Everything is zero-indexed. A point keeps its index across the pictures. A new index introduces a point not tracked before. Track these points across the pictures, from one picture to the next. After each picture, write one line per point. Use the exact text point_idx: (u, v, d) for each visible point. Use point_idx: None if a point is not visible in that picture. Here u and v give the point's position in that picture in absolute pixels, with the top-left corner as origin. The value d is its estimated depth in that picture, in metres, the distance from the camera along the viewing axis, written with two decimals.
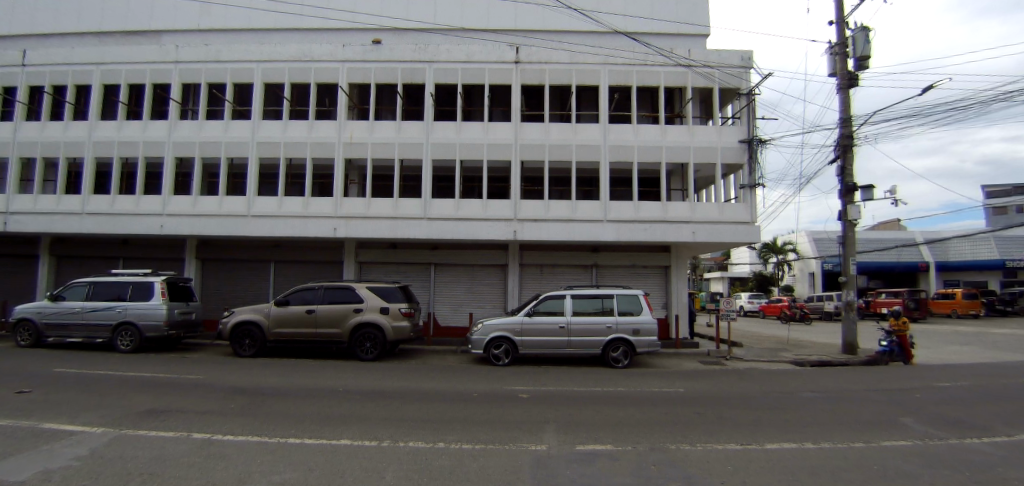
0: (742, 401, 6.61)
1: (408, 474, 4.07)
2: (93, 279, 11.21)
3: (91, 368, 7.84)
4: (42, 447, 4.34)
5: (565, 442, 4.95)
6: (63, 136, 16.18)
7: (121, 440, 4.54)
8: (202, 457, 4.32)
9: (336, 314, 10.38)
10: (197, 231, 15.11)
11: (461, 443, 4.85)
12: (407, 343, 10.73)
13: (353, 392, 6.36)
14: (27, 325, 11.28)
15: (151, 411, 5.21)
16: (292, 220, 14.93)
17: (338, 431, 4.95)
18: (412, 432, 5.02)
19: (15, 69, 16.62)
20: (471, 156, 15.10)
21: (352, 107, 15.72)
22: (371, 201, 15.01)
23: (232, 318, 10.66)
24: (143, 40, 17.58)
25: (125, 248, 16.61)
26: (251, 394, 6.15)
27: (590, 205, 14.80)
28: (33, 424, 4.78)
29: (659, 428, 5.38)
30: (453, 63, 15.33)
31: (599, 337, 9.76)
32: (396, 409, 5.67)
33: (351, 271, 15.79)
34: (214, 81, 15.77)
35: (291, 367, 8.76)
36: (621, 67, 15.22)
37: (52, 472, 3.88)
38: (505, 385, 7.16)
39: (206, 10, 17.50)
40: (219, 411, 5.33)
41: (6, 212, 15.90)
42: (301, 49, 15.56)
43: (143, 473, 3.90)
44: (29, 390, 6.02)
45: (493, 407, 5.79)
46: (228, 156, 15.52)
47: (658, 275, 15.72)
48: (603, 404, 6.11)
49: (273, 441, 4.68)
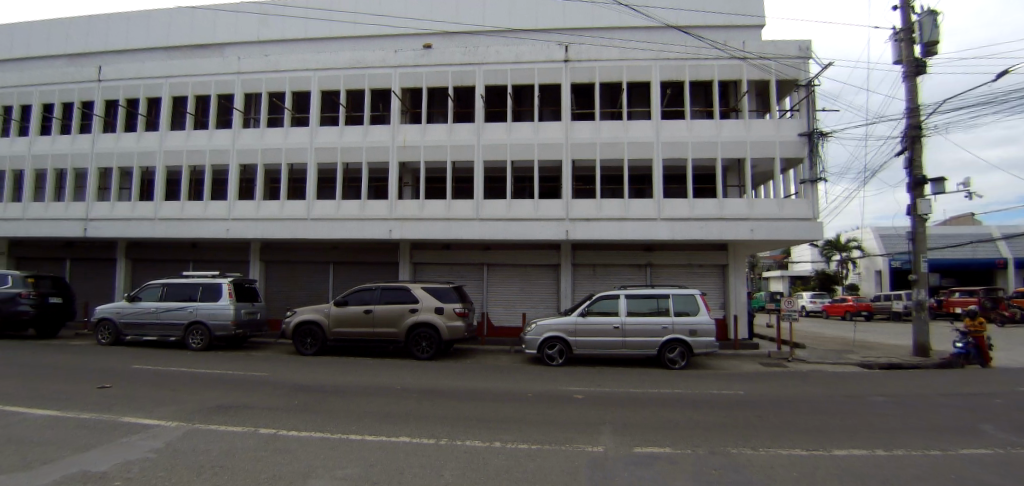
0: (809, 404, 6.32)
1: (464, 473, 4.14)
2: (165, 280, 11.84)
3: (166, 365, 8.28)
4: (123, 439, 4.61)
5: (621, 444, 4.90)
6: (136, 146, 17.24)
7: (193, 434, 4.76)
8: (271, 453, 4.50)
9: (392, 314, 10.59)
10: (261, 235, 15.76)
11: (516, 443, 4.91)
12: (463, 343, 10.80)
13: (413, 390, 6.44)
14: (107, 324, 12.05)
15: (216, 406, 5.43)
16: (347, 223, 15.38)
17: (395, 428, 5.05)
18: (469, 431, 5.10)
19: (94, 85, 17.81)
20: (522, 156, 15.15)
21: (405, 111, 16.09)
22: (423, 203, 15.26)
23: (294, 317, 11.08)
24: (207, 52, 18.57)
25: (193, 251, 17.52)
26: (313, 390, 6.31)
27: (643, 203, 14.58)
28: (111, 417, 5.04)
29: (718, 430, 5.25)
30: (504, 64, 15.43)
31: (654, 338, 9.57)
32: (454, 407, 5.73)
33: (405, 272, 16.09)
34: (274, 90, 16.44)
35: (352, 365, 8.99)
36: (672, 63, 14.93)
37: (135, 468, 4.21)
38: (563, 385, 7.10)
39: (265, 21, 18.36)
40: (283, 406, 5.48)
41: (87, 218, 17.09)
42: (355, 56, 16.03)
43: (218, 469, 4.23)
44: (110, 385, 6.40)
45: (549, 406, 5.75)
46: (289, 163, 16.16)
47: (715, 273, 15.31)
48: (662, 405, 5.95)
49: (335, 437, 4.84)
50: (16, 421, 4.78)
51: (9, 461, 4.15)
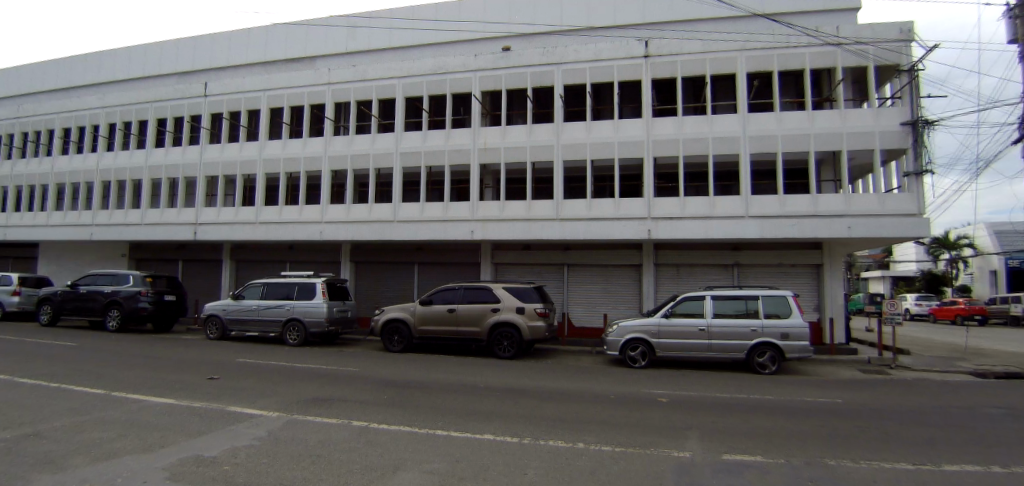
0: (914, 415, 5.85)
1: (550, 474, 4.17)
2: (265, 280, 12.70)
3: (270, 359, 8.87)
4: (231, 426, 4.97)
5: (710, 450, 4.74)
6: (239, 156, 18.59)
7: (292, 424, 5.05)
8: (364, 446, 4.73)
9: (474, 313, 10.82)
10: (353, 237, 16.62)
11: (601, 444, 4.87)
12: (544, 343, 10.80)
13: (494, 388, 6.51)
14: (215, 320, 13.10)
15: (310, 398, 5.74)
16: (432, 224, 15.95)
17: (480, 426, 5.15)
18: (551, 431, 5.12)
19: (201, 100, 19.37)
20: (602, 155, 15.07)
21: (485, 114, 16.44)
22: (504, 204, 15.53)
23: (382, 315, 11.64)
24: (300, 65, 19.98)
25: (289, 252, 18.58)
26: (403, 386, 6.49)
27: (729, 201, 14.02)
28: (220, 406, 5.44)
29: (813, 440, 4.97)
30: (582, 63, 15.40)
31: (742, 341, 9.23)
32: (536, 406, 5.75)
33: (488, 272, 16.44)
34: (362, 99, 17.30)
35: (439, 363, 9.22)
36: (760, 53, 14.26)
37: (243, 454, 4.55)
38: (648, 388, 6.95)
39: (353, 33, 19.49)
40: (372, 401, 5.69)
41: (196, 224, 18.66)
42: (437, 62, 16.58)
43: (316, 459, 4.52)
44: (219, 376, 6.93)
45: (633, 408, 5.65)
46: (377, 168, 17.00)
47: (808, 273, 14.43)
48: (754, 411, 5.70)
49: (423, 431, 5.00)
50: (137, 407, 5.26)
51: (135, 442, 4.61)
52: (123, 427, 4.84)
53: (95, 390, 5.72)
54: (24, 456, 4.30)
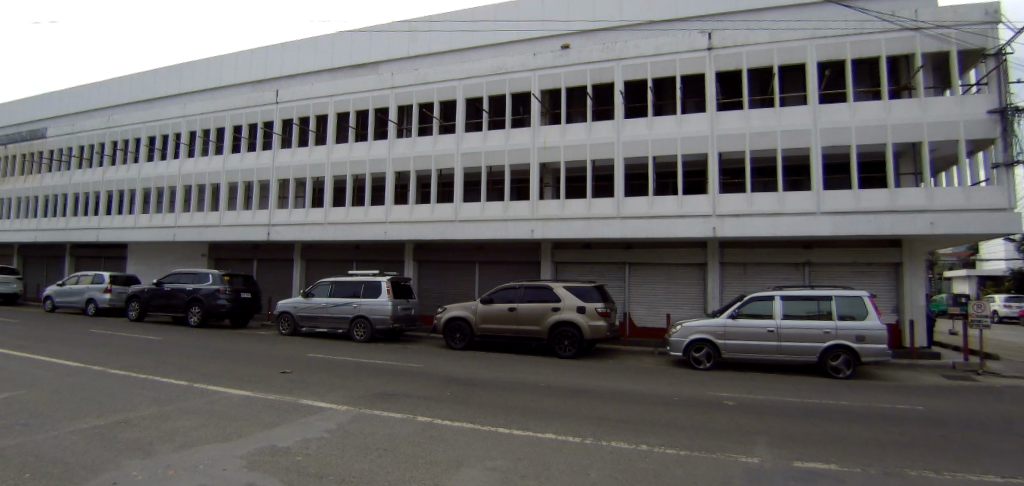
0: (1004, 426, 5.45)
1: (612, 474, 4.15)
2: (334, 278, 13.21)
3: (342, 355, 9.21)
4: (303, 418, 5.17)
5: (779, 456, 4.57)
6: (308, 159, 19.85)
7: (359, 418, 5.19)
8: (429, 442, 4.82)
9: (535, 312, 10.86)
10: (416, 236, 17.39)
11: (665, 447, 4.79)
12: (606, 343, 10.67)
13: (556, 387, 6.51)
14: (287, 316, 13.71)
15: (376, 393, 5.89)
16: (493, 223, 16.34)
17: (542, 424, 5.17)
18: (614, 432, 5.07)
19: (273, 107, 20.72)
20: (664, 151, 14.87)
21: (546, 113, 16.61)
22: (564, 203, 15.64)
23: (445, 313, 11.99)
24: (364, 70, 21.18)
25: (356, 252, 19.64)
26: (467, 383, 6.54)
27: (799, 196, 13.44)
28: (292, 398, 5.65)
29: (891, 448, 4.73)
30: (642, 58, 15.32)
31: (814, 343, 8.94)
32: (598, 406, 5.72)
33: (549, 271, 16.56)
34: (424, 101, 18.05)
35: (507, 361, 9.31)
36: (831, 40, 13.66)
37: (314, 445, 4.73)
38: (712, 390, 6.80)
39: (414, 36, 20.47)
40: (435, 397, 5.77)
41: (269, 224, 20.04)
42: (496, 62, 16.99)
43: (383, 452, 4.64)
44: (291, 370, 7.23)
45: (698, 411, 5.55)
46: (438, 168, 17.64)
47: (884, 274, 13.72)
48: (827, 417, 5.47)
49: (485, 429, 5.06)
50: (215, 397, 5.54)
51: (215, 431, 4.86)
52: (203, 416, 5.11)
53: (179, 382, 6.10)
54: (119, 441, 4.62)
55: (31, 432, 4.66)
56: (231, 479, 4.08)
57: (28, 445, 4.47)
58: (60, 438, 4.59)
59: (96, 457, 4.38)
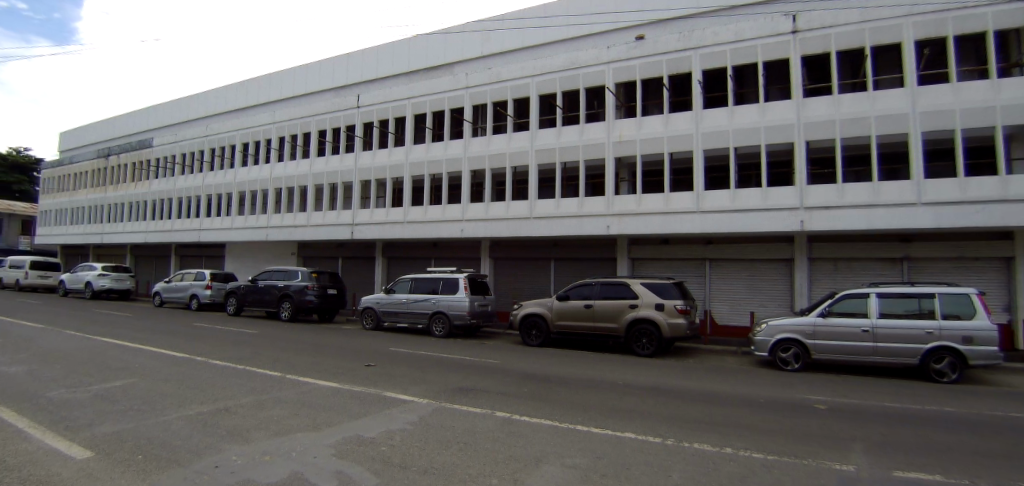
0: None
1: (695, 475, 4.09)
2: (414, 276, 13.79)
3: (426, 350, 9.53)
4: (386, 409, 5.35)
5: (877, 464, 4.33)
6: (389, 160, 21.41)
7: (440, 411, 5.33)
8: (510, 437, 4.90)
9: (613, 309, 10.86)
10: (492, 233, 18.32)
11: (752, 451, 4.67)
12: (685, 341, 10.43)
13: (635, 386, 6.48)
14: (370, 311, 14.49)
15: (455, 387, 6.05)
16: (568, 219, 16.76)
17: (622, 424, 5.17)
18: (696, 435, 4.99)
19: (355, 111, 22.68)
20: (747, 142, 14.54)
21: (620, 106, 16.63)
22: (641, 198, 15.66)
23: (521, 310, 12.28)
24: (440, 72, 22.00)
25: (435, 250, 20.96)
26: (548, 381, 6.56)
27: (897, 186, 12.75)
28: (375, 391, 5.86)
29: (1007, 460, 4.39)
30: (721, 45, 14.99)
31: (915, 344, 8.49)
32: (677, 408, 5.67)
33: (626, 267, 16.66)
34: (498, 99, 18.84)
35: (591, 358, 9.40)
36: (930, 17, 12.82)
37: (398, 436, 4.88)
38: (803, 393, 6.59)
39: (487, 36, 20.80)
40: (514, 393, 5.84)
41: (353, 224, 21.94)
42: (570, 58, 17.42)
43: (463, 445, 4.72)
44: (374, 363, 7.53)
45: (785, 417, 5.40)
46: (513, 166, 18.28)
47: (995, 268, 12.64)
48: (933, 426, 5.14)
49: (564, 426, 5.09)
50: (304, 388, 5.84)
51: (305, 420, 5.10)
52: (291, 405, 5.37)
53: (272, 373, 6.51)
54: (219, 426, 4.93)
55: (143, 417, 5.05)
56: (322, 465, 4.25)
57: (141, 427, 4.87)
58: (168, 423, 4.95)
59: (200, 441, 4.69)
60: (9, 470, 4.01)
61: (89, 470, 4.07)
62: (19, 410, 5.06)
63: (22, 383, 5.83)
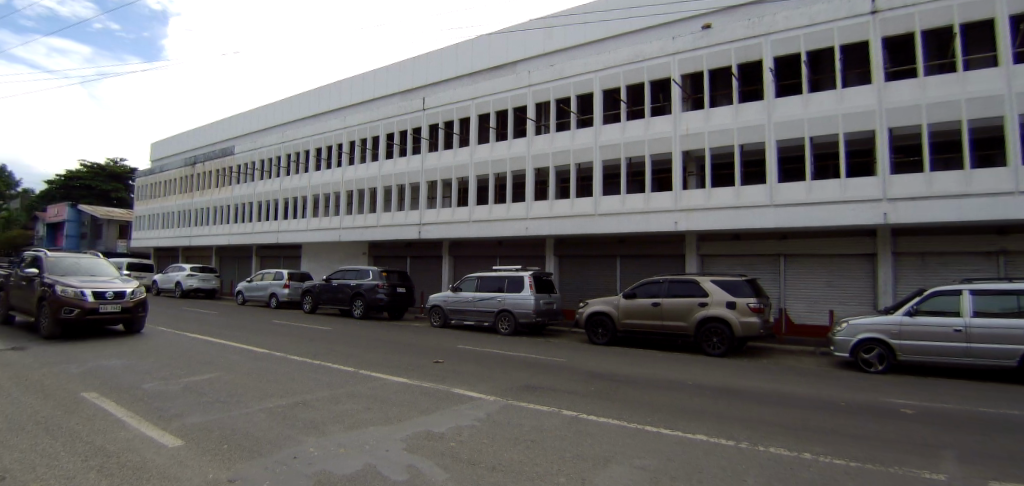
0: None
1: (773, 479, 3.95)
2: (479, 274, 14.07)
3: (497, 347, 9.71)
4: (456, 405, 5.46)
5: (974, 474, 4.04)
6: (454, 160, 22.35)
7: (508, 408, 5.38)
8: (579, 435, 4.90)
9: (682, 307, 10.75)
10: (556, 231, 18.72)
11: (833, 456, 4.46)
12: (759, 339, 10.20)
13: (707, 387, 6.41)
14: (438, 309, 14.95)
15: (523, 385, 6.13)
16: (635, 216, 16.86)
17: (693, 426, 5.08)
18: (772, 439, 4.83)
19: (421, 113, 23.97)
20: (823, 130, 14.12)
21: (687, 98, 16.50)
22: (711, 192, 15.52)
23: (587, 309, 12.34)
24: (503, 72, 22.21)
25: (500, 248, 21.73)
26: (621, 381, 6.53)
27: (991, 173, 11.95)
28: (446, 387, 5.99)
29: None
30: (794, 30, 14.61)
31: (1015, 344, 7.90)
32: (752, 412, 5.52)
33: (695, 264, 16.71)
34: (561, 96, 19.17)
35: (666, 358, 9.29)
36: None
37: (467, 432, 4.95)
38: (893, 398, 6.29)
39: (550, 33, 20.77)
40: (583, 393, 5.85)
41: (421, 224, 23.15)
42: (634, 50, 17.40)
43: (532, 443, 4.73)
44: (443, 360, 7.75)
45: (870, 427, 5.15)
46: (578, 162, 18.54)
47: None
48: None
49: (633, 426, 5.05)
50: (378, 384, 6.05)
51: (378, 414, 5.26)
52: (364, 400, 5.56)
53: (345, 368, 6.80)
54: (297, 418, 5.16)
55: (227, 408, 5.34)
56: (395, 459, 4.35)
57: (226, 417, 5.16)
58: (250, 415, 5.21)
59: (280, 431, 4.91)
60: (110, 455, 4.32)
61: (179, 458, 4.32)
62: (119, 400, 5.48)
63: (123, 376, 6.36)
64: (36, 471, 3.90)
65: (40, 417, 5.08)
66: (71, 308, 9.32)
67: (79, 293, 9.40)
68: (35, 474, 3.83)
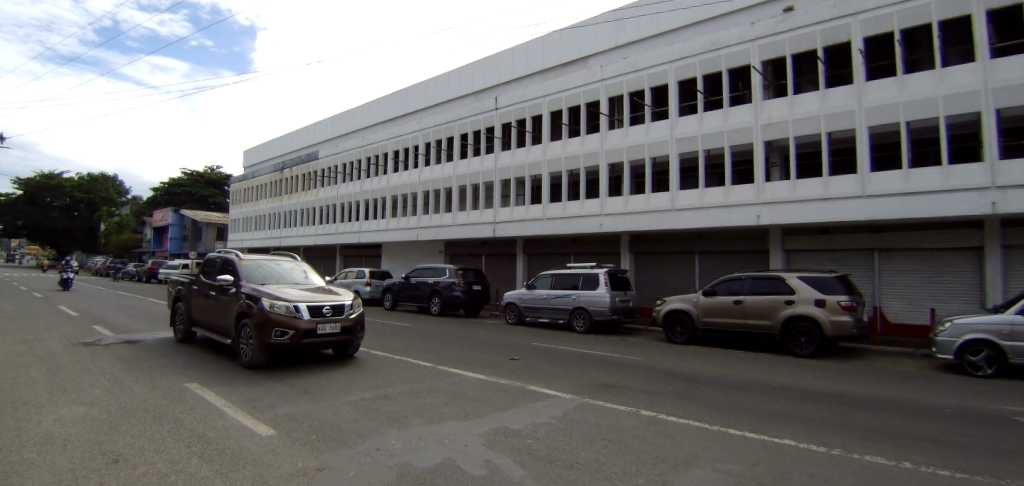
0: None
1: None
2: (553, 271, 14.17)
3: (577, 345, 9.76)
4: (532, 403, 5.50)
5: None
6: (527, 159, 22.75)
7: (584, 407, 5.37)
8: (657, 435, 4.80)
9: (766, 305, 10.38)
10: (632, 227, 18.67)
11: (939, 468, 4.09)
12: (851, 340, 9.65)
13: (800, 390, 6.12)
14: (513, 307, 15.12)
15: (599, 384, 6.11)
16: (715, 210, 16.55)
17: (779, 430, 4.86)
18: (867, 447, 4.52)
19: (493, 113, 24.47)
20: (882, 120, 13.81)
21: (769, 86, 15.98)
22: (796, 184, 15.04)
23: (664, 307, 12.20)
24: (575, 67, 22.14)
25: (574, 245, 21.95)
26: (704, 383, 6.35)
27: None
28: (522, 384, 6.07)
29: None
30: (885, 8, 13.77)
31: None
32: (846, 418, 5.22)
33: (781, 260, 16.22)
34: (635, 89, 19.00)
35: (758, 358, 8.98)
36: None
37: (543, 430, 4.96)
38: (1013, 407, 5.72)
39: (621, 26, 20.50)
40: (660, 393, 5.75)
41: (496, 222, 23.79)
42: (711, 39, 17.04)
43: (610, 442, 4.64)
44: (519, 358, 7.86)
45: (983, 438, 4.69)
46: (653, 157, 18.35)
47: None
48: None
49: (714, 429, 4.89)
50: (456, 380, 6.21)
51: (455, 410, 5.36)
52: (440, 394, 5.73)
53: (427, 364, 7.03)
54: (380, 411, 5.36)
55: (314, 401, 5.63)
56: (473, 454, 4.39)
57: (314, 408, 5.45)
58: (337, 407, 5.46)
59: (362, 424, 5.08)
60: (210, 442, 4.63)
61: (272, 446, 4.58)
62: (217, 391, 5.90)
63: (222, 370, 6.86)
64: (145, 455, 4.23)
65: (151, 404, 5.56)
66: (282, 330, 6.62)
67: (293, 308, 6.70)
68: (145, 458, 4.15)
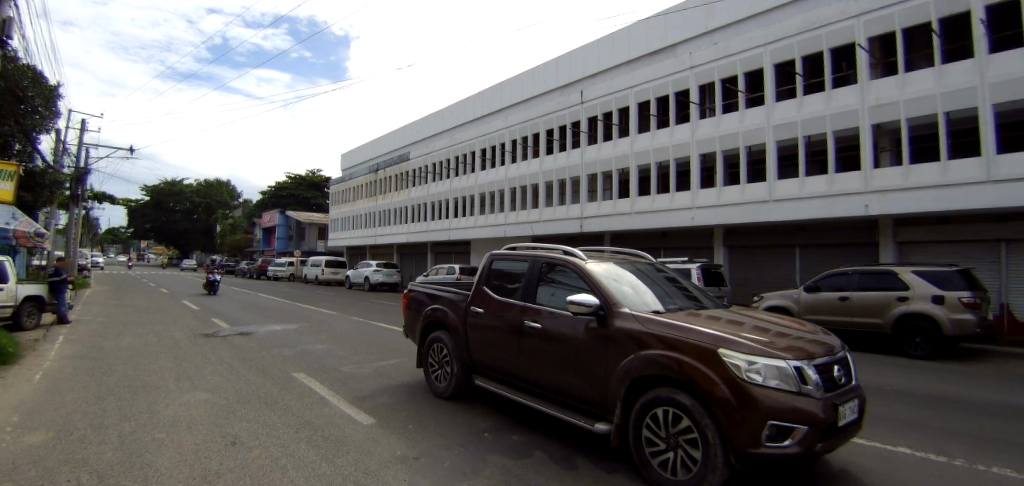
0: None
1: None
2: None
3: None
4: None
5: None
6: (614, 152, 22.58)
7: None
8: None
9: (876, 302, 9.75)
10: (728, 219, 18.28)
11: None
12: (975, 340, 8.83)
13: (927, 397, 5.66)
14: None
15: None
16: (818, 200, 16.01)
17: (894, 437, 4.56)
18: (995, 458, 4.11)
19: (580, 106, 24.38)
20: (1011, 96, 12.73)
21: (877, 65, 15.11)
22: (909, 170, 14.27)
23: (762, 302, 11.80)
24: (663, 57, 20.89)
25: (663, 239, 21.59)
26: None
27: None
28: None
29: None
30: None
31: None
32: (976, 428, 4.78)
33: (892, 253, 15.28)
34: (727, 76, 18.41)
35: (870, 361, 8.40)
36: None
37: None
38: None
39: (712, 11, 19.03)
40: None
41: (583, 218, 23.87)
42: (809, 17, 16.25)
43: None
44: None
45: None
46: (747, 146, 17.85)
47: None
48: None
49: None
50: None
51: None
52: None
53: None
54: (474, 403, 5.56)
55: (410, 392, 5.93)
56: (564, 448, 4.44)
57: (408, 400, 5.72)
58: (433, 399, 5.72)
59: (453, 415, 5.27)
60: (315, 429, 4.98)
61: (371, 434, 4.86)
62: (321, 381, 6.37)
63: (325, 361, 7.39)
64: (260, 439, 4.64)
65: (263, 391, 6.09)
66: (778, 431, 2.52)
67: (794, 375, 2.60)
68: (259, 442, 4.54)
